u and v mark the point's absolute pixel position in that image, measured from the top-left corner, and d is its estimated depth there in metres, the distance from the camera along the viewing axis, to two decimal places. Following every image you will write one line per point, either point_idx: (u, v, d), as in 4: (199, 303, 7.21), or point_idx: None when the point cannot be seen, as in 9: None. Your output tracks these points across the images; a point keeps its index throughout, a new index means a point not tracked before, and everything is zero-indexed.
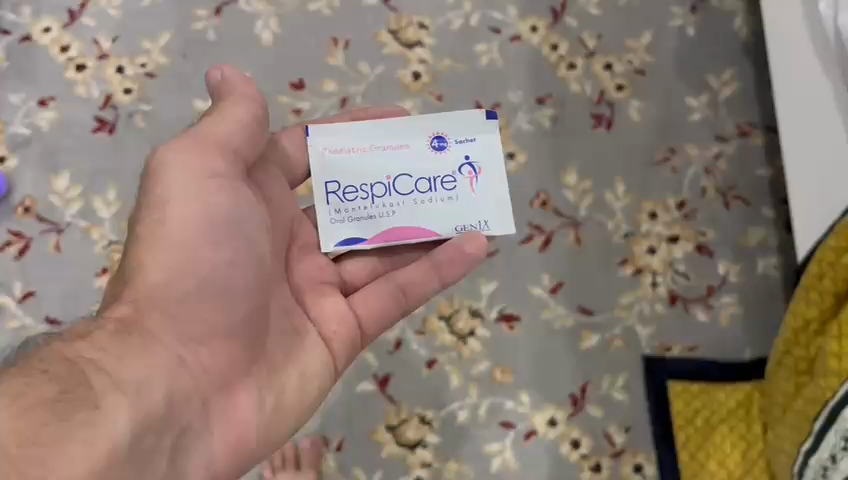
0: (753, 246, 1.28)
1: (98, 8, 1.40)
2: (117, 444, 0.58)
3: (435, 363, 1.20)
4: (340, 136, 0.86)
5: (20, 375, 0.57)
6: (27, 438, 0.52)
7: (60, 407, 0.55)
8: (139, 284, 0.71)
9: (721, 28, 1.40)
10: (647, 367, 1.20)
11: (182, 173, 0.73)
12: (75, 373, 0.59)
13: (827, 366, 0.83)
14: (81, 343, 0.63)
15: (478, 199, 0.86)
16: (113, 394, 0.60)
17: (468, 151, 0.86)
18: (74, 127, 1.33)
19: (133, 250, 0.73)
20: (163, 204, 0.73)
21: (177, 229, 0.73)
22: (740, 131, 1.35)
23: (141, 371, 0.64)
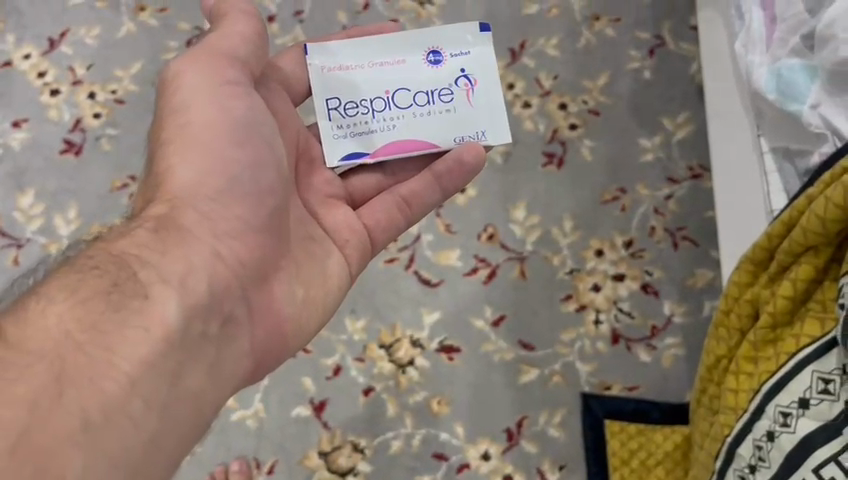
0: (700, 288, 1.28)
1: (76, 36, 1.45)
2: (170, 327, 0.59)
3: (372, 390, 1.25)
4: (341, 54, 0.88)
5: (71, 273, 0.59)
6: (87, 325, 0.55)
7: (113, 297, 0.58)
8: (169, 183, 0.71)
9: (678, 70, 1.41)
10: (584, 404, 1.23)
11: (200, 83, 0.75)
12: (124, 267, 0.61)
13: (726, 401, 0.84)
14: (123, 240, 0.64)
15: (475, 108, 0.87)
16: (161, 279, 0.61)
17: (464, 63, 0.88)
18: (43, 148, 1.38)
19: (162, 154, 0.73)
20: (186, 108, 0.74)
21: (202, 129, 0.73)
22: (692, 174, 1.35)
23: (184, 259, 0.64)
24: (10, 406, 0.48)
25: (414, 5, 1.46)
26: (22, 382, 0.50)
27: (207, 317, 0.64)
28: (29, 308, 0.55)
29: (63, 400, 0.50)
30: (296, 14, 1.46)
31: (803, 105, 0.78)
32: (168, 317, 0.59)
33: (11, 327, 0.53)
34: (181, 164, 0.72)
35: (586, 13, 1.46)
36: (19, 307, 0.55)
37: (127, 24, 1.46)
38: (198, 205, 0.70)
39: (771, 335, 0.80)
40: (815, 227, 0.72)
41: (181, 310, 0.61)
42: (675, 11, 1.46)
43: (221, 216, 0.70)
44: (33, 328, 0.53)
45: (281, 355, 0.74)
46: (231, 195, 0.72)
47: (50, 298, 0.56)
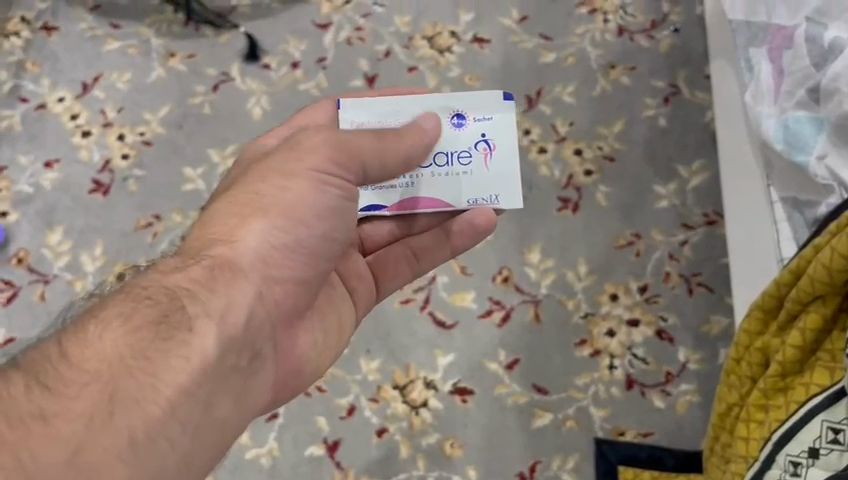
0: (715, 335, 1.28)
1: (109, 81, 1.51)
2: (212, 361, 0.58)
3: (386, 431, 1.26)
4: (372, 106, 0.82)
5: (125, 300, 0.58)
6: (138, 351, 0.55)
7: (165, 327, 0.57)
8: (240, 228, 0.67)
9: (693, 117, 1.43)
10: (597, 449, 1.22)
11: (313, 164, 0.71)
12: (176, 298, 0.59)
13: (737, 449, 0.84)
14: (177, 273, 0.62)
15: (490, 173, 0.81)
16: (212, 313, 0.60)
17: (487, 126, 0.81)
18: (73, 187, 1.43)
19: (239, 196, 0.69)
20: (291, 175, 0.70)
21: (294, 201, 0.70)
22: (707, 221, 1.35)
23: (237, 296, 0.63)
24: (67, 421, 0.50)
25: (433, 53, 1.50)
26: (77, 399, 0.51)
27: (244, 352, 0.63)
28: (86, 332, 0.55)
29: (111, 419, 0.52)
30: (320, 61, 1.51)
31: (809, 156, 0.80)
32: (211, 349, 0.58)
33: (70, 345, 0.54)
34: (255, 214, 0.68)
35: (602, 61, 1.48)
36: (78, 328, 0.56)
37: (157, 69, 1.51)
38: (262, 256, 0.68)
39: (781, 383, 0.80)
40: (822, 276, 0.73)
41: (222, 340, 0.60)
42: (691, 59, 1.47)
43: (278, 266, 0.69)
44: (90, 350, 0.54)
45: (291, 387, 0.75)
46: (293, 249, 0.70)
47: (107, 322, 0.56)
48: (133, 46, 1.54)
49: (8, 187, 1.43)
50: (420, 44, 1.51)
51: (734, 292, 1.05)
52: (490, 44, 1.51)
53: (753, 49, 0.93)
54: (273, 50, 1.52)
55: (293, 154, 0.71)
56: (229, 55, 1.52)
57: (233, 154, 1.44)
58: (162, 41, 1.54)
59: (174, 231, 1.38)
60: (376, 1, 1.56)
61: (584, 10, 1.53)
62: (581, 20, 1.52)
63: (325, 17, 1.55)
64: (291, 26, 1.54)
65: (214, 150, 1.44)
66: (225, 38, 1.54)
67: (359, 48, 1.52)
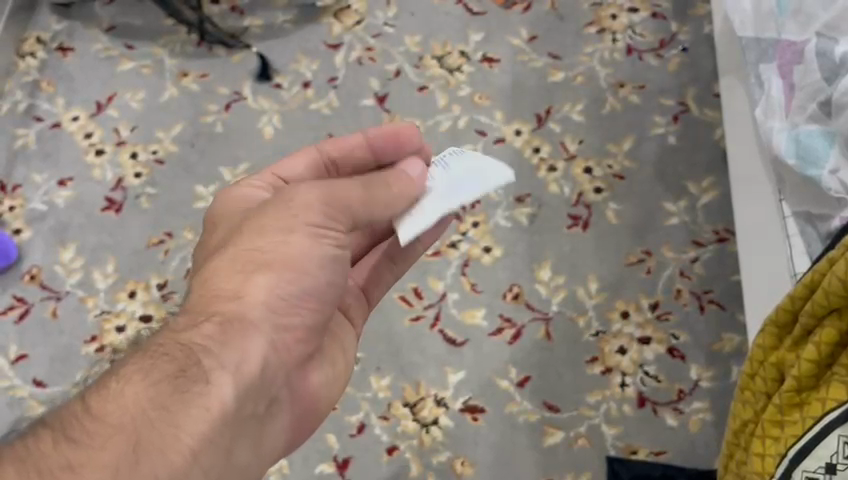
0: (727, 352, 1.27)
1: (123, 100, 1.53)
2: (230, 409, 0.61)
3: (396, 449, 1.25)
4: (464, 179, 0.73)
5: (144, 357, 0.60)
6: (159, 403, 0.57)
7: (183, 381, 0.58)
8: (245, 283, 0.66)
9: (702, 135, 1.43)
10: (610, 468, 1.21)
11: (309, 218, 0.69)
12: (191, 352, 0.61)
13: (752, 466, 0.83)
14: (189, 329, 0.63)
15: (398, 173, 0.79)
16: (227, 364, 0.62)
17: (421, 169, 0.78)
18: (86, 205, 1.44)
19: (239, 253, 0.67)
20: (289, 230, 0.68)
21: (295, 254, 0.68)
22: (718, 238, 1.35)
23: (248, 349, 0.64)
24: (94, 471, 0.52)
25: (443, 72, 1.52)
26: (103, 450, 0.53)
27: (260, 397, 0.65)
28: (108, 387, 0.57)
29: (137, 467, 0.54)
30: (331, 81, 1.52)
31: (822, 170, 0.80)
32: (229, 397, 0.60)
33: (93, 402, 0.57)
34: (257, 269, 0.67)
35: (611, 80, 1.49)
36: (100, 386, 0.58)
37: (170, 89, 1.53)
38: (272, 307, 0.67)
39: (797, 399, 0.79)
40: (837, 288, 0.72)
41: (240, 389, 0.62)
42: (699, 77, 1.48)
43: (288, 314, 0.68)
44: (111, 405, 0.56)
45: (309, 426, 0.76)
46: (303, 297, 0.69)
47: (126, 377, 0.58)
48: (146, 66, 1.56)
49: (22, 204, 1.45)
50: (431, 63, 1.53)
51: (747, 305, 1.05)
52: (500, 63, 1.52)
53: (763, 66, 0.93)
54: (285, 70, 1.54)
55: (291, 206, 0.69)
56: (241, 75, 1.54)
57: (245, 171, 1.45)
58: (175, 62, 1.56)
59: (185, 248, 1.39)
60: (386, 22, 1.58)
61: (592, 30, 1.55)
62: (589, 40, 1.54)
63: (336, 37, 1.57)
64: (302, 46, 1.56)
65: (226, 168, 1.45)
66: (237, 57, 1.56)
67: (370, 67, 1.53)
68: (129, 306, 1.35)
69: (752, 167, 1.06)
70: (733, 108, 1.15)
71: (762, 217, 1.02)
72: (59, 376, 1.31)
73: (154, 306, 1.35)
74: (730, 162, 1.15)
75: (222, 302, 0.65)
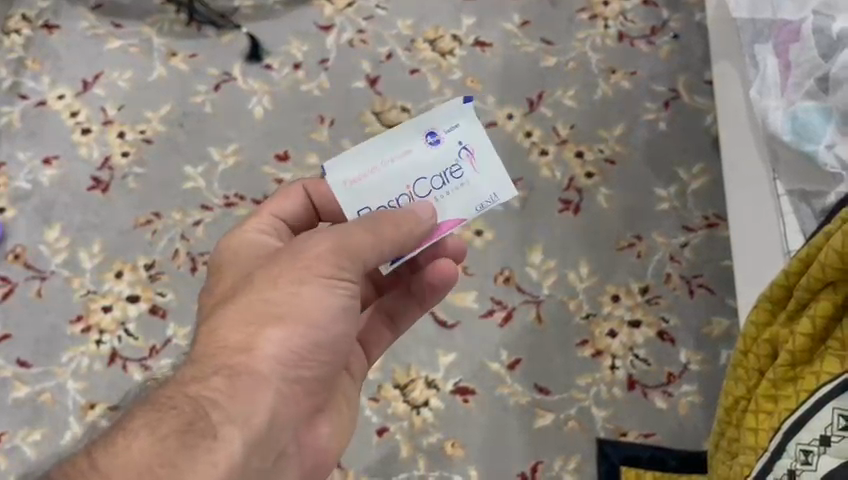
0: (716, 336, 1.28)
1: (110, 79, 1.51)
2: (238, 466, 0.59)
3: (386, 431, 1.25)
4: (353, 157, 0.70)
5: (149, 411, 0.58)
6: (165, 459, 0.55)
7: (189, 436, 0.57)
8: (254, 336, 0.63)
9: (693, 122, 1.44)
10: (600, 450, 1.21)
11: (321, 268, 0.66)
12: (198, 407, 0.59)
13: (745, 441, 0.83)
14: (194, 382, 0.61)
15: (483, 176, 0.71)
16: (236, 418, 0.60)
17: (460, 134, 0.71)
18: (72, 184, 1.42)
19: (250, 305, 0.64)
20: (300, 281, 0.65)
21: (308, 309, 0.65)
22: (708, 223, 1.36)
23: (256, 401, 0.62)
24: None
25: (435, 56, 1.51)
26: None
27: (269, 452, 0.63)
28: (116, 443, 0.56)
29: None
30: (322, 62, 1.51)
31: (818, 145, 0.81)
32: (236, 453, 0.59)
33: (102, 455, 0.56)
34: (270, 323, 0.64)
35: (603, 66, 1.50)
36: (109, 439, 0.57)
37: (158, 69, 1.51)
38: (282, 360, 0.64)
39: (791, 372, 0.79)
40: (834, 261, 0.73)
41: (250, 442, 0.60)
42: (690, 65, 1.49)
43: (299, 369, 0.66)
44: (120, 458, 0.55)
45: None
46: (316, 352, 0.67)
47: (133, 432, 0.57)
48: (134, 45, 1.54)
49: (6, 183, 1.42)
50: (423, 47, 1.52)
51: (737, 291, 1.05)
52: (492, 47, 1.52)
53: (758, 46, 0.94)
54: (276, 51, 1.52)
55: (303, 257, 0.66)
56: (231, 55, 1.52)
57: (234, 152, 1.43)
58: (164, 41, 1.54)
59: (173, 229, 1.37)
60: (378, 5, 1.57)
61: (585, 16, 1.54)
62: (582, 26, 1.53)
63: (327, 19, 1.55)
64: (293, 27, 1.55)
65: (215, 149, 1.44)
66: (227, 38, 1.54)
67: (362, 50, 1.52)
68: (116, 287, 1.34)
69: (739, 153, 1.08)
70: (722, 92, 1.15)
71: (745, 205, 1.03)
72: (44, 356, 1.29)
73: (142, 287, 1.33)
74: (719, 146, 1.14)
75: (230, 354, 0.62)
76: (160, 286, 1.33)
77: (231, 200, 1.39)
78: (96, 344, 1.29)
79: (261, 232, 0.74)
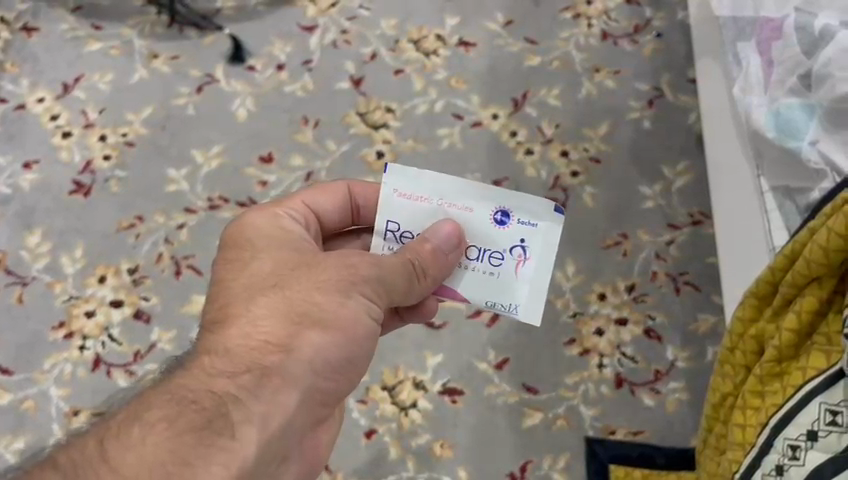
0: (703, 333, 1.28)
1: (90, 82, 1.49)
2: (250, 470, 0.58)
3: (375, 433, 1.24)
4: (420, 178, 0.69)
5: (170, 402, 0.57)
6: (179, 457, 0.54)
7: (206, 434, 0.56)
8: (293, 338, 0.63)
9: (677, 120, 1.44)
10: (589, 449, 1.21)
11: (366, 282, 0.66)
12: (219, 403, 0.58)
13: (733, 437, 0.83)
14: (222, 377, 0.60)
15: (521, 283, 0.70)
16: (256, 421, 0.59)
17: (530, 233, 0.68)
18: (53, 188, 1.40)
19: (291, 303, 0.64)
20: (345, 290, 0.66)
21: (348, 317, 0.66)
22: (693, 221, 1.36)
23: (278, 405, 0.61)
24: None
25: (419, 56, 1.51)
26: None
27: (280, 457, 0.62)
28: (131, 434, 0.55)
29: None
30: (306, 63, 1.50)
31: (801, 142, 0.80)
32: (250, 457, 0.58)
33: (114, 442, 0.55)
34: (307, 325, 0.64)
35: (587, 65, 1.50)
36: (124, 427, 0.56)
37: (140, 71, 1.50)
38: (312, 367, 0.64)
39: (777, 368, 0.80)
40: (819, 257, 0.73)
41: (264, 447, 0.59)
42: (673, 63, 1.49)
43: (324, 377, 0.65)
44: (132, 451, 0.54)
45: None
46: (342, 363, 0.66)
47: (151, 423, 0.56)
48: (115, 47, 1.52)
49: None
50: (406, 47, 1.52)
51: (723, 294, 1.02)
52: (476, 47, 1.52)
53: (741, 44, 0.95)
54: (258, 52, 1.51)
55: (349, 266, 0.66)
56: (213, 56, 1.51)
57: (217, 154, 1.42)
58: (145, 43, 1.52)
59: (157, 232, 1.36)
60: (361, 5, 1.56)
61: (568, 15, 1.55)
62: (565, 25, 1.54)
63: (310, 20, 1.54)
64: (276, 28, 1.54)
65: (198, 151, 1.43)
66: (209, 39, 1.53)
67: (345, 50, 1.51)
68: (99, 291, 1.32)
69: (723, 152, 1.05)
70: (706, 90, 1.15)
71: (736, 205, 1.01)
72: (26, 363, 1.27)
73: (126, 292, 1.32)
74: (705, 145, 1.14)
75: (264, 351, 0.62)
76: (144, 290, 1.32)
77: (215, 202, 1.38)
78: (79, 349, 1.28)
79: (293, 220, 0.72)
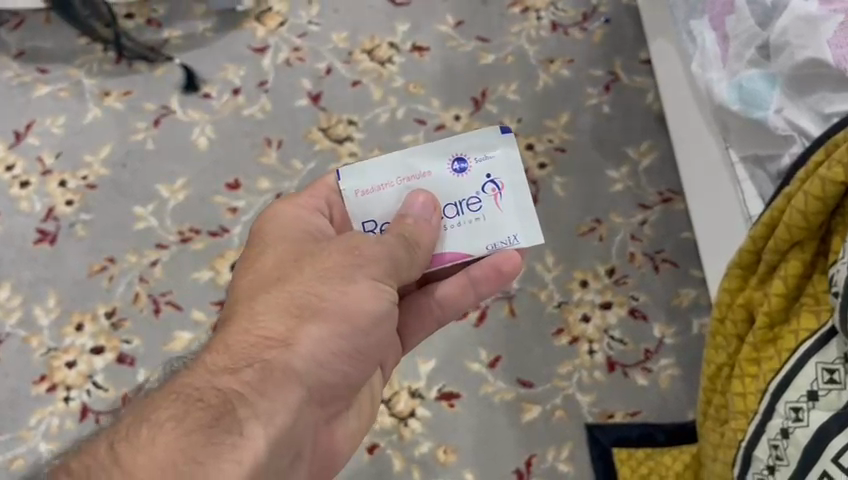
0: (686, 307, 1.30)
1: (43, 127, 1.45)
2: (261, 465, 0.57)
3: (377, 447, 1.23)
4: (368, 172, 0.79)
5: (176, 402, 0.57)
6: (190, 456, 0.53)
7: (215, 431, 0.55)
8: (295, 330, 0.65)
9: (635, 102, 1.46)
10: (590, 435, 1.22)
11: (368, 273, 0.70)
12: (225, 400, 0.58)
13: (734, 407, 0.85)
14: (227, 372, 0.60)
15: (505, 214, 0.79)
16: (262, 415, 0.59)
17: (490, 167, 0.79)
18: (16, 240, 1.36)
19: (293, 298, 0.67)
20: (347, 282, 0.69)
21: (352, 309, 0.68)
22: (662, 198, 1.38)
23: (287, 397, 0.61)
24: None
25: (374, 66, 1.50)
26: None
27: (292, 450, 0.62)
28: (139, 435, 0.54)
29: None
30: (261, 85, 1.48)
31: (766, 111, 0.82)
32: (262, 450, 0.57)
33: (122, 449, 0.53)
34: (310, 317, 0.66)
35: (541, 57, 1.51)
36: (131, 432, 0.54)
37: (93, 110, 1.47)
38: (317, 359, 0.65)
39: (770, 334, 0.81)
40: (799, 221, 0.75)
41: (274, 440, 0.59)
42: (624, 46, 1.51)
43: (333, 369, 0.67)
44: (142, 455, 0.52)
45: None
46: (349, 353, 0.68)
47: (158, 424, 0.55)
48: (63, 89, 1.48)
49: None
50: (360, 58, 1.51)
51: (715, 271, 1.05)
52: (430, 51, 1.52)
53: (694, 22, 0.97)
54: (212, 79, 1.49)
55: (351, 260, 0.70)
56: (166, 88, 1.48)
57: (182, 186, 1.40)
58: (94, 82, 1.49)
59: (130, 272, 1.33)
60: (310, 21, 1.55)
61: (516, 10, 1.56)
62: (514, 20, 1.55)
63: (261, 40, 1.53)
64: (226, 52, 1.52)
65: (162, 185, 1.40)
66: (160, 71, 1.50)
67: (300, 68, 1.50)
68: (78, 340, 1.29)
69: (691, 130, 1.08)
70: (665, 69, 1.17)
71: (711, 183, 1.03)
72: (10, 422, 1.23)
73: (105, 337, 1.29)
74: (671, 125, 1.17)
75: (267, 346, 0.63)
76: (124, 332, 1.29)
77: (186, 235, 1.36)
78: (64, 401, 1.25)
79: (318, 212, 0.80)
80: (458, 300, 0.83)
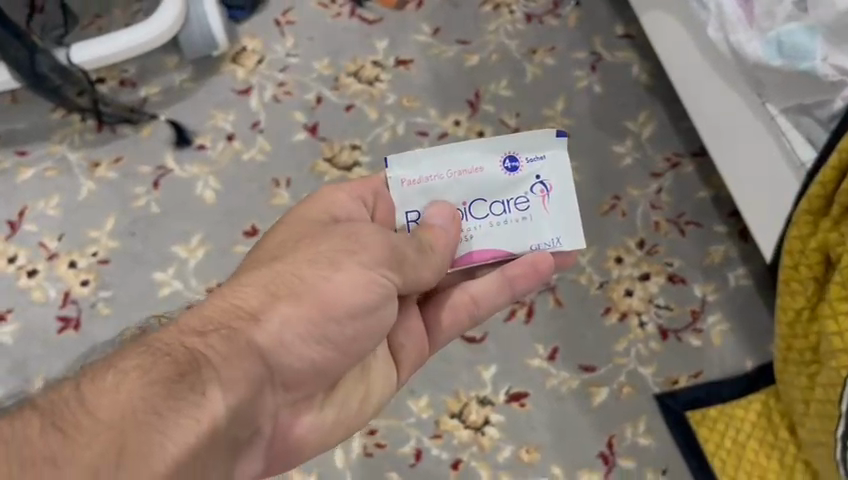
0: (719, 263, 1.34)
1: (37, 211, 1.39)
2: (219, 430, 0.53)
3: (460, 462, 1.23)
4: (418, 162, 0.81)
5: (143, 353, 0.53)
6: (153, 403, 0.49)
7: (176, 386, 0.51)
8: (268, 307, 0.61)
9: (622, 76, 1.50)
10: (662, 405, 1.25)
11: (367, 262, 0.67)
12: (192, 357, 0.54)
13: (833, 346, 0.88)
14: (195, 334, 0.56)
15: (551, 215, 0.82)
16: (226, 382, 0.54)
17: (541, 167, 0.81)
18: (39, 333, 1.31)
19: (279, 275, 0.64)
20: (334, 267, 0.65)
21: (337, 297, 0.64)
22: (670, 164, 1.42)
23: (251, 368, 0.57)
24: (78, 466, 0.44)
25: (363, 87, 1.49)
26: (88, 447, 0.46)
27: (247, 425, 0.57)
28: (105, 380, 0.50)
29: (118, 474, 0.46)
30: (255, 126, 1.45)
31: (813, 60, 0.85)
32: (221, 415, 0.53)
33: (86, 389, 0.50)
34: (288, 296, 0.62)
35: (523, 49, 1.53)
36: (95, 376, 0.51)
37: (86, 184, 1.41)
38: (290, 336, 0.61)
39: None
40: None
41: (232, 411, 0.54)
42: (599, 25, 1.54)
43: (309, 347, 0.63)
44: (106, 399, 0.49)
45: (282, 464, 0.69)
46: (325, 337, 0.64)
47: (123, 370, 0.51)
48: (49, 168, 1.42)
49: None
50: (348, 82, 1.50)
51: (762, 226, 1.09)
52: (414, 62, 1.51)
53: None
54: (202, 130, 1.45)
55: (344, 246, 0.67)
56: (157, 147, 1.43)
57: (199, 243, 1.36)
58: (80, 154, 1.43)
59: None
60: (288, 53, 1.52)
61: (488, 8, 1.56)
62: (489, 17, 1.55)
63: (243, 82, 1.49)
64: (211, 99, 1.47)
65: (179, 246, 1.36)
66: (146, 130, 1.45)
67: (289, 102, 1.48)
68: None
69: (710, 92, 1.11)
70: (666, 40, 1.20)
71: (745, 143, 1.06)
72: None
73: None
74: (682, 92, 1.20)
75: (237, 316, 0.59)
76: None
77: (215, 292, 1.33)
78: None
79: (356, 202, 0.80)
80: (492, 297, 0.84)
